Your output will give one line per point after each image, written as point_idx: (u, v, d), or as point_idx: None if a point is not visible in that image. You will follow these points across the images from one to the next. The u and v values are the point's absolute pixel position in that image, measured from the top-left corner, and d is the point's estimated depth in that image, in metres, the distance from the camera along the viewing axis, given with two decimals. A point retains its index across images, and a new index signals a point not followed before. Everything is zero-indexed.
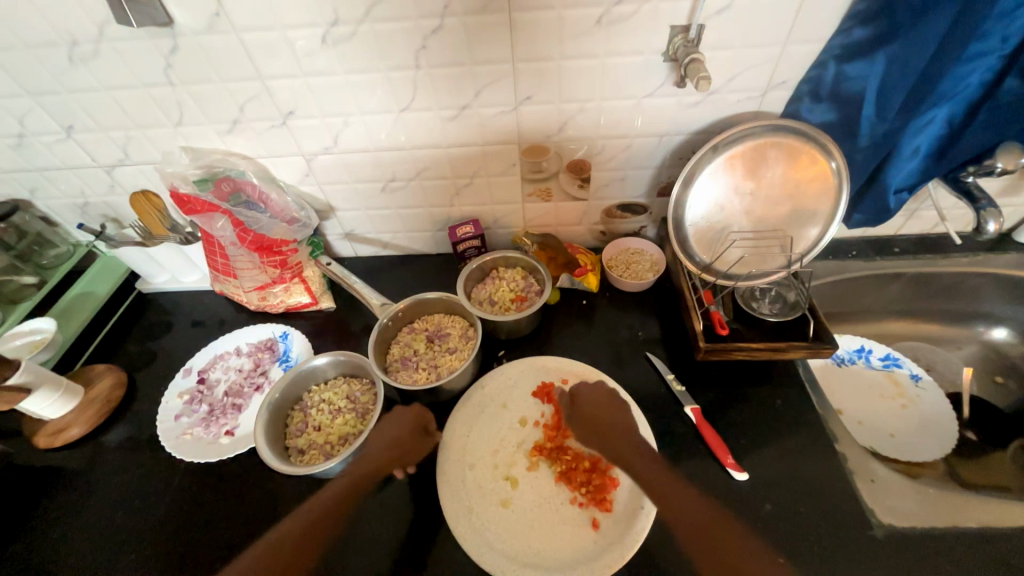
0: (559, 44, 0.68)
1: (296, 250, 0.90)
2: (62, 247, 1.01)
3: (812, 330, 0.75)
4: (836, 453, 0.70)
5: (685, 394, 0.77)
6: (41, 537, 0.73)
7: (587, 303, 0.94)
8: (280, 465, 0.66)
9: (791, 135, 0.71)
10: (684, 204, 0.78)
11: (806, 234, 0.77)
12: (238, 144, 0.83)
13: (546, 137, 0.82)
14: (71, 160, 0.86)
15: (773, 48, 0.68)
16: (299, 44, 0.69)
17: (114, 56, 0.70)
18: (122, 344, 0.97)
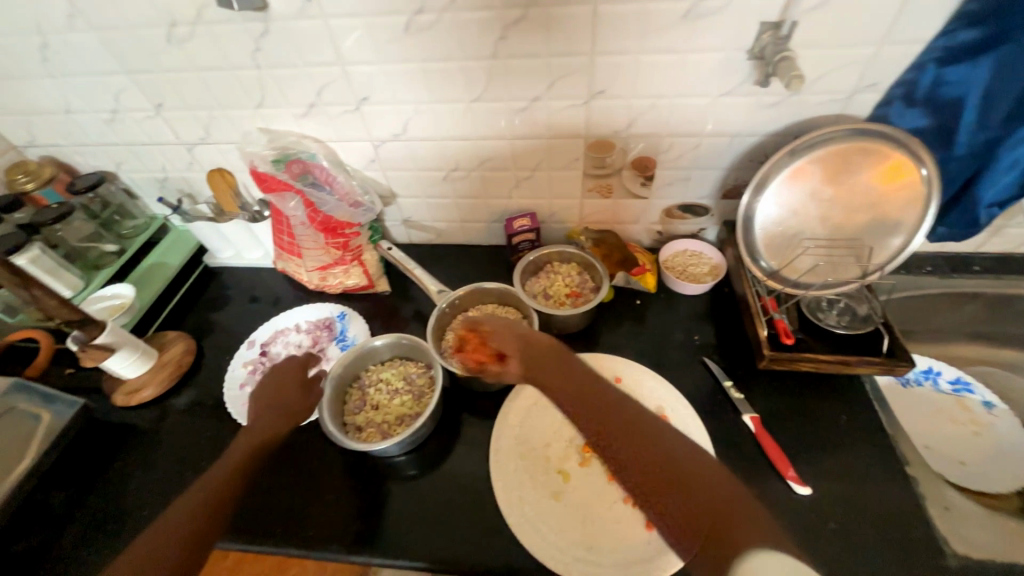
0: (640, 38, 0.67)
1: (358, 234, 0.93)
2: (140, 219, 1.07)
3: (887, 346, 0.72)
4: (905, 475, 0.67)
5: (744, 402, 0.75)
6: (116, 487, 0.78)
7: (641, 303, 0.93)
8: (342, 439, 0.68)
9: (880, 140, 0.68)
10: (754, 208, 0.76)
11: (885, 245, 0.73)
12: (312, 127, 0.86)
13: (613, 132, 0.81)
14: (157, 136, 0.91)
15: (868, 48, 0.65)
16: (381, 31, 0.70)
17: (207, 39, 0.74)
18: (191, 314, 1.03)
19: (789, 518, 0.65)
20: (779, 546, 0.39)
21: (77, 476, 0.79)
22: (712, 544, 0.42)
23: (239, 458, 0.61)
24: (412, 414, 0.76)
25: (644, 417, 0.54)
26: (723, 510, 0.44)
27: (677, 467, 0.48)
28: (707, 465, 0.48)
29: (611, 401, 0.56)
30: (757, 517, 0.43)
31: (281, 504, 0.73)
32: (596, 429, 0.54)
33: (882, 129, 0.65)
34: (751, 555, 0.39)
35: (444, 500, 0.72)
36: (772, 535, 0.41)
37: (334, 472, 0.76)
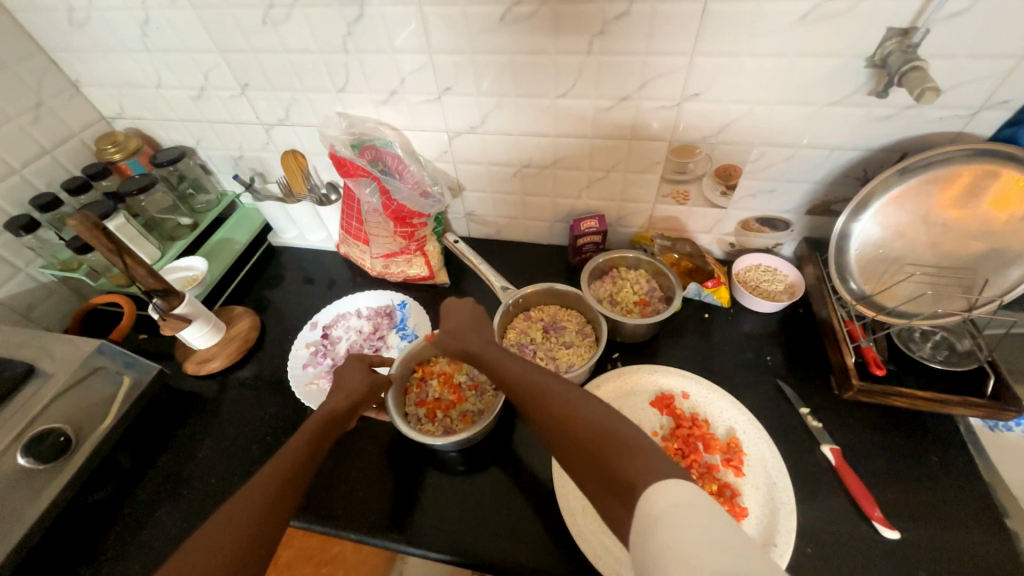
0: (748, 39, 0.64)
1: (425, 225, 0.92)
2: (211, 194, 1.10)
3: (992, 388, 0.66)
4: (1005, 529, 0.62)
5: (823, 432, 0.71)
6: (184, 453, 0.81)
7: (708, 317, 0.89)
8: (409, 432, 0.68)
9: (1011, 164, 0.61)
10: (851, 228, 0.72)
11: (1000, 278, 0.68)
12: (389, 115, 0.86)
13: (701, 137, 0.77)
14: (239, 115, 0.93)
15: (1007, 62, 0.59)
16: (475, 20, 0.69)
17: (302, 21, 0.74)
18: (255, 290, 1.05)
19: (872, 560, 0.61)
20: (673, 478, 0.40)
21: (150, 439, 0.82)
22: (614, 490, 0.43)
23: (296, 459, 0.56)
24: (475, 412, 0.76)
25: (541, 377, 0.55)
26: (608, 451, 0.44)
27: (568, 416, 0.49)
28: (588, 413, 0.48)
29: (518, 369, 0.57)
30: (644, 448, 0.43)
31: (343, 487, 0.74)
32: (521, 395, 0.55)
33: (1016, 151, 0.59)
34: (653, 489, 0.39)
35: (504, 501, 0.71)
36: (662, 468, 0.41)
37: (392, 461, 0.76)
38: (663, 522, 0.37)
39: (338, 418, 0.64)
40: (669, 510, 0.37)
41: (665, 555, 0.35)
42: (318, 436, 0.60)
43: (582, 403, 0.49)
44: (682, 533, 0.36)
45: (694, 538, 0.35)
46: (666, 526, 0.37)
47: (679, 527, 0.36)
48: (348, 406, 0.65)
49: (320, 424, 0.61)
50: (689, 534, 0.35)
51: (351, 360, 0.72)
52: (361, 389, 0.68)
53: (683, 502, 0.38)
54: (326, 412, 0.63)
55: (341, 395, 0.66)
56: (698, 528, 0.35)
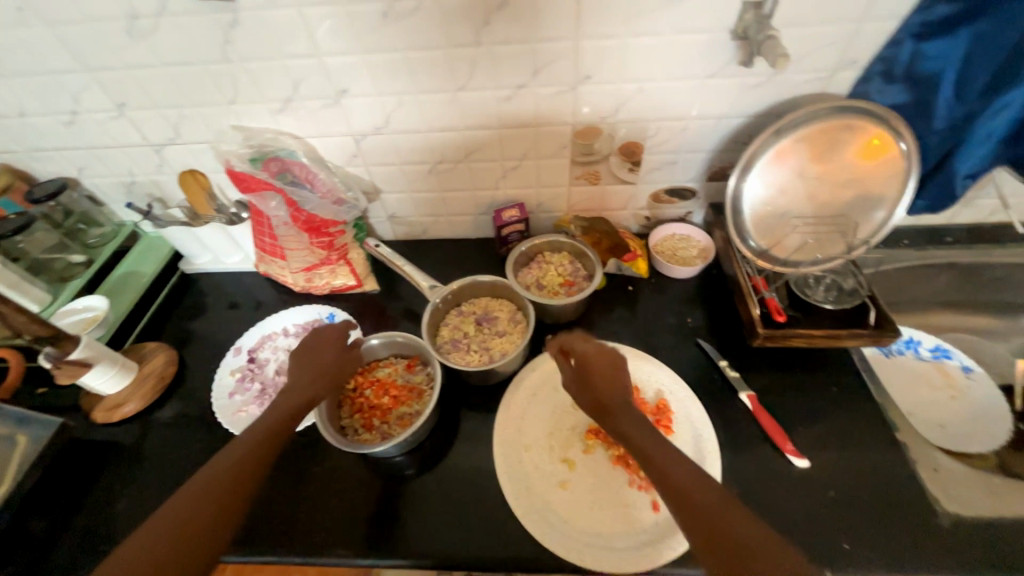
0: (626, 21, 0.67)
1: (343, 232, 0.90)
2: (106, 227, 1.01)
3: (873, 318, 0.74)
4: (896, 440, 0.70)
5: (739, 380, 0.77)
6: (103, 508, 0.75)
7: (633, 289, 0.93)
8: (341, 443, 0.67)
9: (861, 117, 0.69)
10: (741, 189, 0.77)
11: (868, 220, 0.76)
12: (289, 124, 0.83)
13: (600, 118, 0.80)
14: (123, 137, 0.86)
15: (847, 27, 0.66)
16: (359, 19, 0.68)
17: (174, 31, 0.70)
18: (169, 324, 0.98)
19: (788, 490, 0.66)
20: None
21: (61, 497, 0.76)
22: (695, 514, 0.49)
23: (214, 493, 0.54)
24: (413, 412, 0.75)
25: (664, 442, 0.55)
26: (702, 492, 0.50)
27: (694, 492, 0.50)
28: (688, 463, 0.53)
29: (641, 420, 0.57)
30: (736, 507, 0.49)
31: (283, 512, 0.71)
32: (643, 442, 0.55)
33: (864, 105, 0.67)
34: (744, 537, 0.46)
35: (449, 497, 0.70)
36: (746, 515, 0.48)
37: (332, 477, 0.73)
38: None
39: (266, 442, 0.60)
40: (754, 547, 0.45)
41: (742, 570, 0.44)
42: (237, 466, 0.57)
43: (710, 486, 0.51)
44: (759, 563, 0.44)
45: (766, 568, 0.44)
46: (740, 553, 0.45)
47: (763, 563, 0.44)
48: (275, 428, 0.62)
49: (239, 452, 0.58)
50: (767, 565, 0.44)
51: (313, 337, 0.72)
52: (292, 406, 0.64)
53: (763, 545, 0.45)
54: (247, 439, 0.60)
55: (271, 416, 0.63)
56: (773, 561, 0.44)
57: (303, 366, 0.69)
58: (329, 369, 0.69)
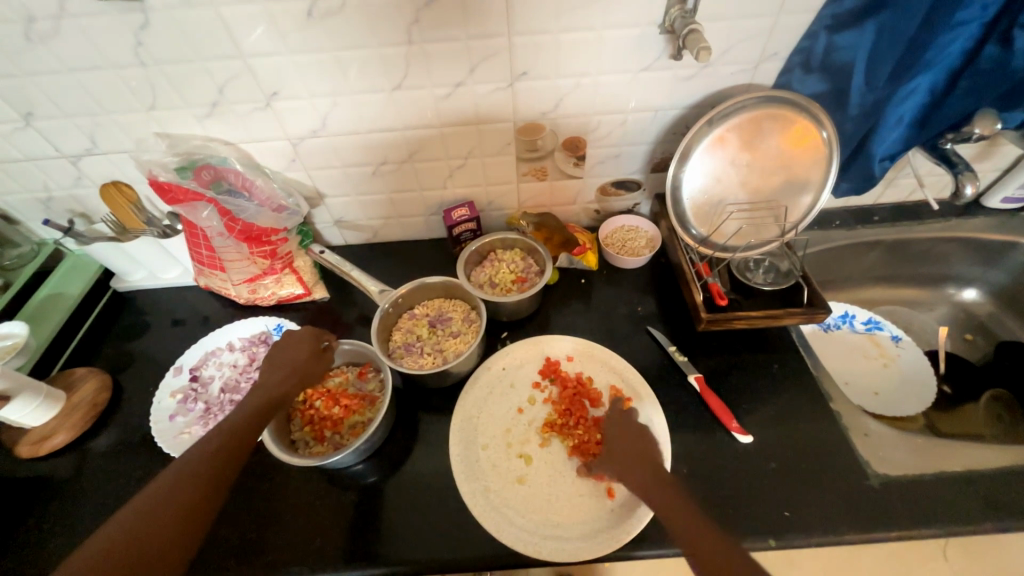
0: (556, 16, 0.67)
1: (286, 240, 0.87)
2: (24, 247, 0.94)
3: (807, 297, 0.78)
4: (832, 410, 0.74)
5: (688, 364, 0.79)
6: (33, 548, 0.70)
7: (586, 281, 0.94)
8: (290, 457, 0.65)
9: (784, 106, 0.73)
10: (681, 178, 0.79)
11: (797, 204, 0.81)
12: (218, 129, 0.79)
13: (541, 114, 0.80)
14: (32, 150, 0.79)
15: (766, 20, 0.68)
16: (283, 18, 0.65)
17: (78, 34, 0.65)
18: (102, 346, 0.92)
19: (736, 466, 0.69)
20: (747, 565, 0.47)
21: None
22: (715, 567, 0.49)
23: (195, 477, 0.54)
24: (367, 419, 0.74)
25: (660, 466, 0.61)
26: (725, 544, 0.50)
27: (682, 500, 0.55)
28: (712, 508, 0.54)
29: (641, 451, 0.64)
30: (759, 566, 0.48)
31: (229, 536, 0.67)
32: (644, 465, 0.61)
33: (785, 94, 0.70)
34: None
35: (407, 503, 0.69)
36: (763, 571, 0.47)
37: (283, 494, 0.70)
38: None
39: (192, 498, 0.52)
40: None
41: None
42: (152, 532, 0.49)
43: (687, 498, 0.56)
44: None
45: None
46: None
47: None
48: (201, 482, 0.54)
49: (148, 517, 0.50)
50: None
51: (293, 331, 0.72)
52: (218, 452, 0.57)
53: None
54: (162, 495, 0.52)
55: (194, 465, 0.55)
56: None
57: (273, 365, 0.68)
58: (300, 368, 0.69)
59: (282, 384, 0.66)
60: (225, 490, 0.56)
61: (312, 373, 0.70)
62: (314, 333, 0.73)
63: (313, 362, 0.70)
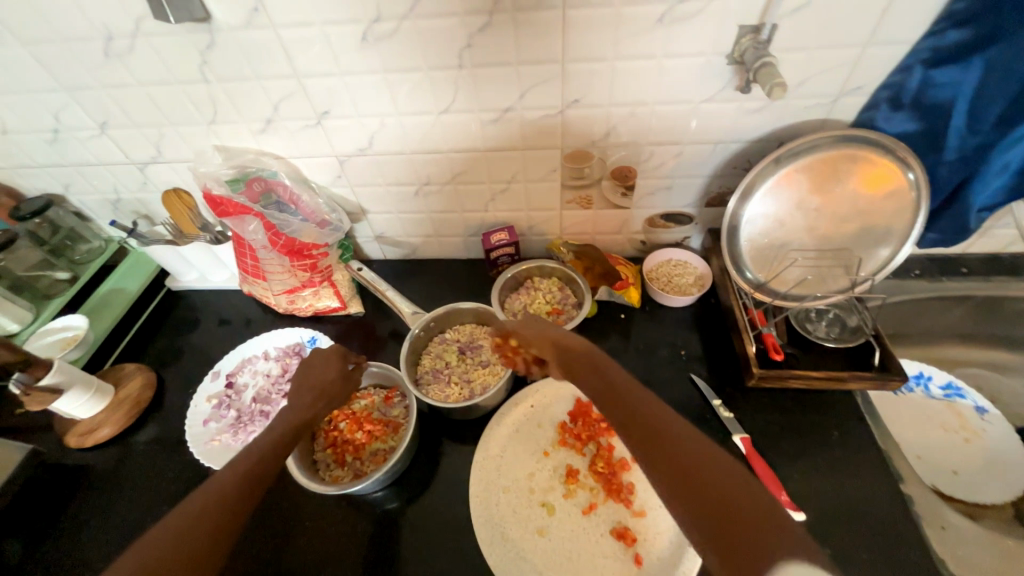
0: (614, 44, 0.63)
1: (326, 254, 0.88)
2: (94, 242, 1.00)
3: (878, 360, 0.69)
4: (898, 492, 0.66)
5: (733, 421, 0.72)
6: (71, 538, 0.73)
7: (625, 317, 0.89)
8: (309, 482, 0.64)
9: (866, 147, 0.66)
10: (740, 215, 0.73)
11: (873, 255, 0.73)
12: (272, 144, 0.81)
13: (590, 142, 0.77)
14: (106, 156, 0.84)
15: (851, 51, 0.62)
16: (338, 40, 0.65)
17: (150, 52, 0.68)
18: (151, 342, 0.96)
19: None
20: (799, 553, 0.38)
21: (30, 523, 0.75)
22: (735, 555, 0.39)
23: (229, 492, 0.51)
24: (389, 448, 0.72)
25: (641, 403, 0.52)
26: (750, 522, 0.40)
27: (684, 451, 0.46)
28: (743, 480, 0.43)
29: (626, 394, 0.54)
30: (783, 524, 0.40)
31: (245, 552, 0.67)
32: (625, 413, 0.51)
33: (867, 134, 0.63)
34: (783, 561, 0.37)
35: (421, 541, 0.67)
36: (801, 546, 0.38)
37: (301, 515, 0.70)
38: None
39: (219, 519, 0.48)
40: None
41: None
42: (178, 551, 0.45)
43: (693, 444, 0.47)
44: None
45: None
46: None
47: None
48: (230, 502, 0.50)
49: (173, 540, 0.46)
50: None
51: (322, 350, 0.71)
52: (247, 474, 0.53)
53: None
54: (192, 514, 0.48)
55: (231, 477, 0.52)
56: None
57: (300, 386, 0.66)
58: (327, 391, 0.66)
59: (311, 409, 0.63)
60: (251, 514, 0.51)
61: (338, 397, 0.68)
62: (341, 355, 0.71)
63: (338, 386, 0.68)
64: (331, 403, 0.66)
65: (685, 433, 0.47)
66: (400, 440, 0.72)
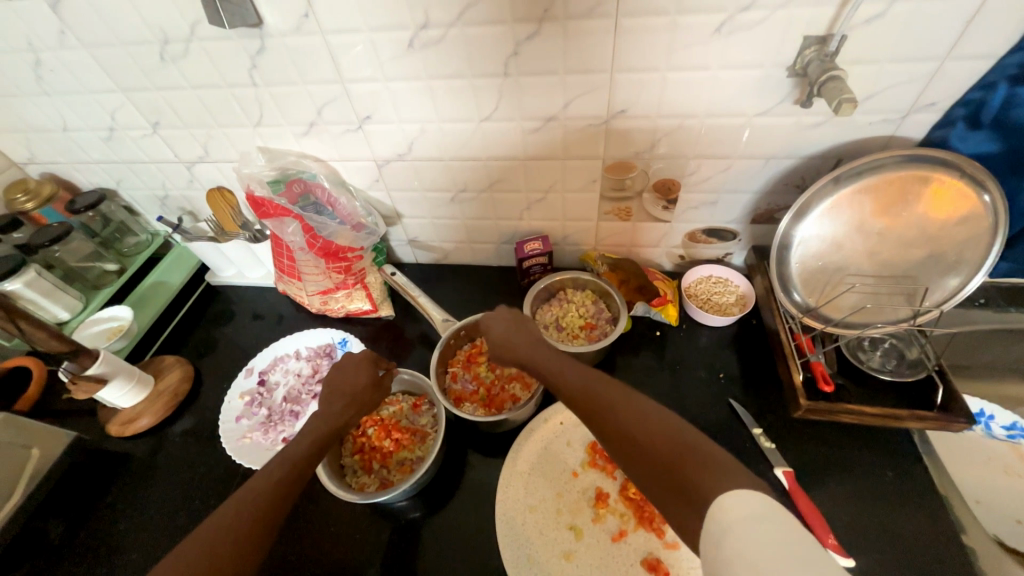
0: (667, 54, 0.61)
1: (361, 257, 0.88)
2: (141, 236, 1.04)
3: (941, 399, 0.65)
4: (958, 544, 0.61)
5: (776, 453, 0.69)
6: (109, 525, 0.75)
7: (661, 334, 0.86)
8: (338, 489, 0.64)
9: (939, 169, 0.61)
10: (792, 235, 0.69)
11: (940, 285, 0.68)
12: (313, 146, 0.82)
13: (635, 153, 0.74)
14: (156, 154, 0.87)
15: (927, 65, 0.57)
16: (384, 46, 0.65)
17: (203, 56, 0.70)
18: (189, 335, 0.99)
19: None
20: (737, 485, 0.38)
21: (71, 508, 0.77)
22: (683, 503, 0.40)
23: (261, 505, 0.50)
24: (415, 458, 0.72)
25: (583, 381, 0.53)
26: (687, 461, 0.41)
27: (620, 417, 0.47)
28: (676, 429, 0.44)
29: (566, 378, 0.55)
30: (722, 463, 0.41)
31: (271, 553, 0.68)
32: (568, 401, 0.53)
33: (943, 155, 0.58)
34: (719, 497, 0.38)
35: (445, 557, 0.65)
36: (739, 478, 0.39)
37: (327, 518, 0.70)
38: (733, 533, 0.36)
39: (254, 525, 0.48)
40: (736, 522, 0.36)
41: (735, 567, 0.35)
42: (217, 560, 0.45)
43: (626, 404, 0.48)
44: (756, 548, 0.34)
45: (775, 556, 0.34)
46: (734, 537, 0.36)
47: (760, 545, 0.34)
48: (260, 509, 0.49)
49: (205, 551, 0.45)
50: (762, 547, 0.34)
51: (354, 355, 0.70)
52: (281, 479, 0.53)
53: (758, 512, 0.36)
54: (227, 523, 0.48)
55: (261, 486, 0.52)
56: (777, 544, 0.34)
57: (332, 390, 0.66)
58: (359, 397, 0.66)
59: (343, 416, 0.63)
60: (282, 521, 0.51)
61: (369, 404, 0.67)
62: (373, 361, 0.71)
63: (370, 392, 0.67)
64: (362, 409, 0.66)
65: (617, 398, 0.49)
66: (428, 451, 0.72)
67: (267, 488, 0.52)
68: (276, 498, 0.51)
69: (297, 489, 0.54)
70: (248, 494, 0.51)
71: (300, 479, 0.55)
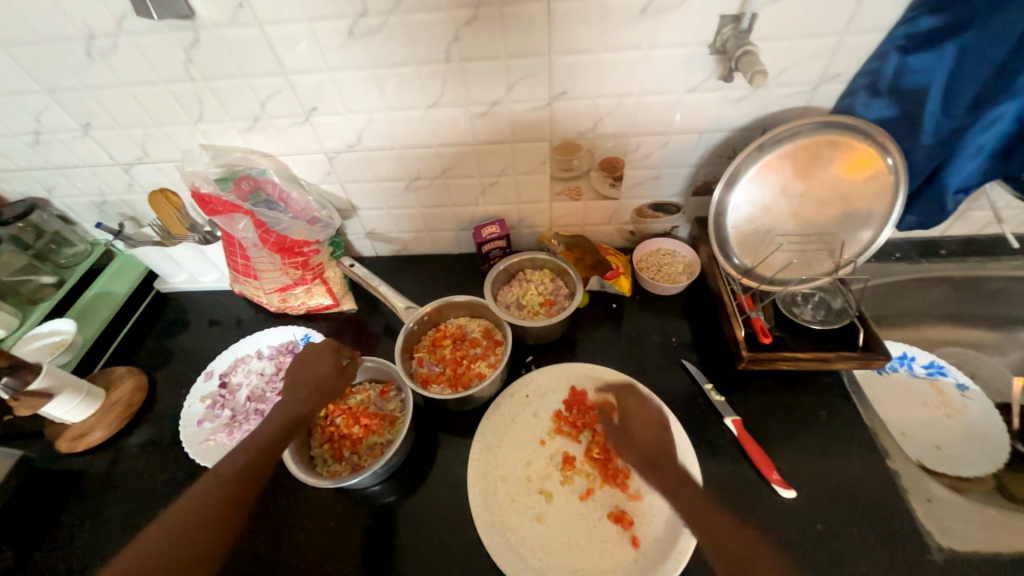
0: (600, 36, 0.64)
1: (318, 251, 0.87)
2: (79, 246, 0.98)
3: (862, 340, 0.72)
4: (885, 469, 0.68)
5: (725, 405, 0.74)
6: (66, 543, 0.73)
7: (617, 306, 0.90)
8: (304, 476, 0.64)
9: (846, 133, 0.67)
10: (727, 202, 0.74)
11: (855, 238, 0.75)
12: (260, 142, 0.80)
13: (579, 134, 0.78)
14: (89, 157, 0.83)
15: (829, 40, 0.63)
16: (324, 36, 0.65)
17: (133, 52, 0.68)
18: (140, 345, 0.95)
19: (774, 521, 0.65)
20: None
21: (23, 530, 0.74)
22: None
23: (223, 494, 0.51)
24: (385, 441, 0.73)
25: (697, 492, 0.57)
26: None
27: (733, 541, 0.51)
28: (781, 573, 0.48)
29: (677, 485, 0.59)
30: None
31: (244, 550, 0.67)
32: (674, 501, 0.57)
33: (847, 121, 0.65)
34: None
35: (421, 533, 0.67)
36: None
37: (300, 510, 0.70)
38: None
39: (218, 514, 0.50)
40: None
41: None
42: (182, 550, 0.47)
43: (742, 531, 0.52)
44: None
45: None
46: None
47: None
48: (218, 504, 0.50)
49: (161, 555, 0.46)
50: None
51: (316, 344, 0.70)
52: (242, 470, 0.54)
53: None
54: (188, 515, 0.49)
55: (223, 477, 0.53)
56: None
57: (295, 381, 0.66)
58: (322, 386, 0.66)
59: (306, 405, 0.63)
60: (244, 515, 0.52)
61: (334, 390, 0.67)
62: (335, 349, 0.70)
63: (334, 380, 0.67)
64: (326, 396, 0.66)
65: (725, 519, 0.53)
66: (397, 432, 0.73)
67: (229, 478, 0.53)
68: (238, 486, 0.52)
69: (262, 476, 0.55)
70: (209, 485, 0.52)
71: (265, 466, 0.56)
